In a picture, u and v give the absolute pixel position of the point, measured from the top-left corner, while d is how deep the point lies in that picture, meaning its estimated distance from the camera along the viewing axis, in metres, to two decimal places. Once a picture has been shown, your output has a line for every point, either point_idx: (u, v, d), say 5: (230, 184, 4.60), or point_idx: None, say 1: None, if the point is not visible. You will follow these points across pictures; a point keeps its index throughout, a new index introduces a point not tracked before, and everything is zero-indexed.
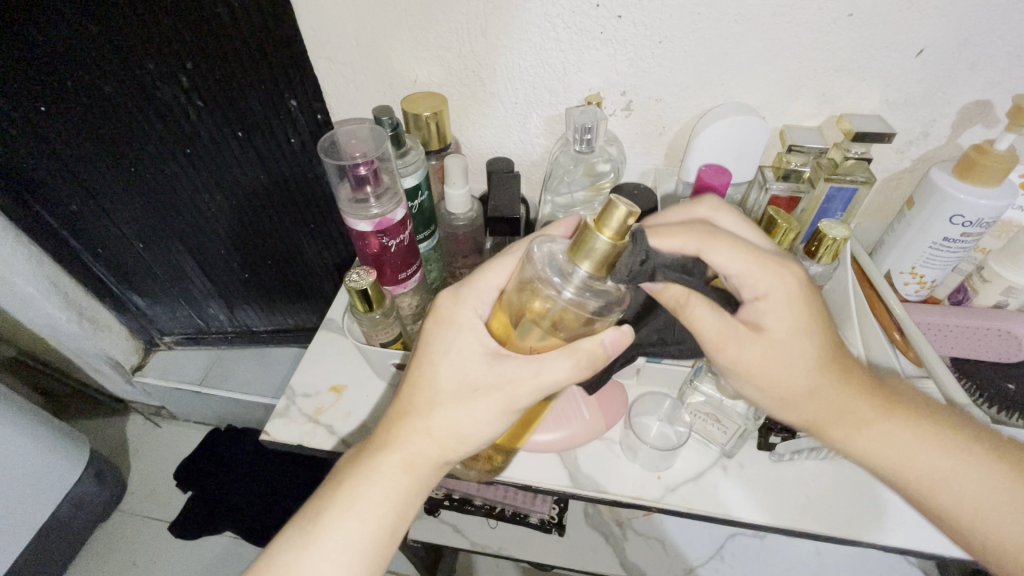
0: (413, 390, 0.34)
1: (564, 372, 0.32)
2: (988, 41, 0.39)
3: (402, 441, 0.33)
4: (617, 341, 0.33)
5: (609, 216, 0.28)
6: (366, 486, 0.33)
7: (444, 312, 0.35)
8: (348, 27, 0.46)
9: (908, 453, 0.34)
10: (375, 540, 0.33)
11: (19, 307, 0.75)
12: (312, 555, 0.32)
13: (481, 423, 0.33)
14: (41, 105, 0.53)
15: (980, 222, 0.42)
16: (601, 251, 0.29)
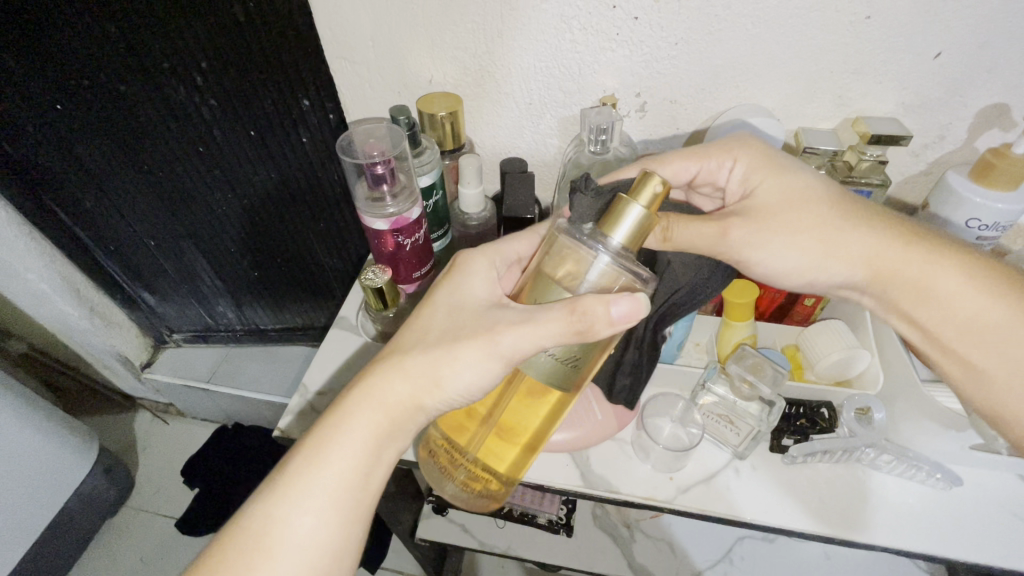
0: (404, 335, 0.36)
1: (556, 319, 0.31)
2: (1007, 44, 0.38)
3: (383, 380, 0.34)
4: (624, 310, 0.31)
5: (644, 184, 0.31)
6: (343, 427, 0.33)
7: (460, 262, 0.38)
8: (365, 27, 0.46)
9: (916, 285, 0.35)
10: (341, 488, 0.32)
11: (32, 302, 0.76)
12: (280, 498, 0.32)
13: (461, 367, 0.33)
14: (57, 104, 0.53)
15: (997, 225, 0.42)
16: (636, 216, 0.31)
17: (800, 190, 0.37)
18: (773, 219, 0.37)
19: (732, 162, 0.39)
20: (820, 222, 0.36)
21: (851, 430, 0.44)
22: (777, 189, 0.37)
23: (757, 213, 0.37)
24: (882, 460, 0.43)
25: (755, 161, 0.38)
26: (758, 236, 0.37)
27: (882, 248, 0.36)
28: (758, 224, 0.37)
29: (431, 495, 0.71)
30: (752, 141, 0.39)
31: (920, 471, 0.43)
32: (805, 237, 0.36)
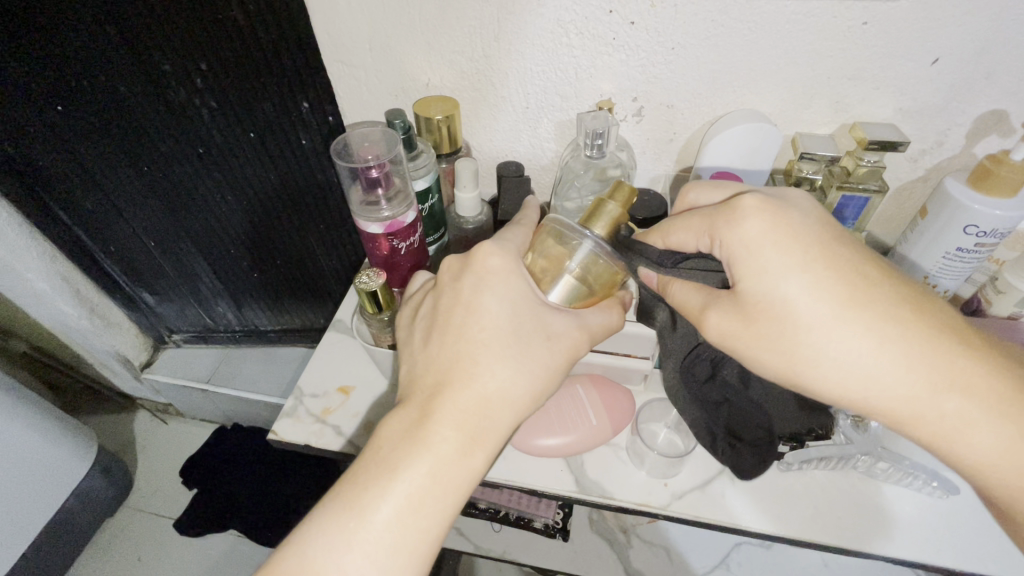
0: (462, 350, 0.35)
1: (614, 315, 0.39)
2: (1005, 50, 0.38)
3: (460, 404, 0.34)
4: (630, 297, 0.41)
5: (619, 184, 0.37)
6: (420, 458, 0.33)
7: (490, 264, 0.36)
8: (362, 30, 0.46)
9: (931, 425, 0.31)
10: (427, 518, 0.32)
11: (31, 302, 0.76)
12: (361, 539, 0.32)
13: (536, 380, 0.35)
14: (57, 105, 0.54)
15: (995, 232, 0.42)
16: (611, 212, 0.37)
17: (802, 301, 0.31)
18: (764, 326, 0.32)
19: (719, 243, 0.33)
20: (817, 347, 0.31)
21: (847, 437, 0.44)
22: (773, 289, 0.31)
23: (749, 315, 0.32)
24: (877, 468, 0.43)
25: (750, 239, 0.32)
26: (743, 342, 0.33)
27: (889, 377, 0.31)
28: (738, 329, 0.33)
29: None
30: (750, 215, 0.32)
31: (915, 479, 0.42)
32: (795, 359, 0.32)
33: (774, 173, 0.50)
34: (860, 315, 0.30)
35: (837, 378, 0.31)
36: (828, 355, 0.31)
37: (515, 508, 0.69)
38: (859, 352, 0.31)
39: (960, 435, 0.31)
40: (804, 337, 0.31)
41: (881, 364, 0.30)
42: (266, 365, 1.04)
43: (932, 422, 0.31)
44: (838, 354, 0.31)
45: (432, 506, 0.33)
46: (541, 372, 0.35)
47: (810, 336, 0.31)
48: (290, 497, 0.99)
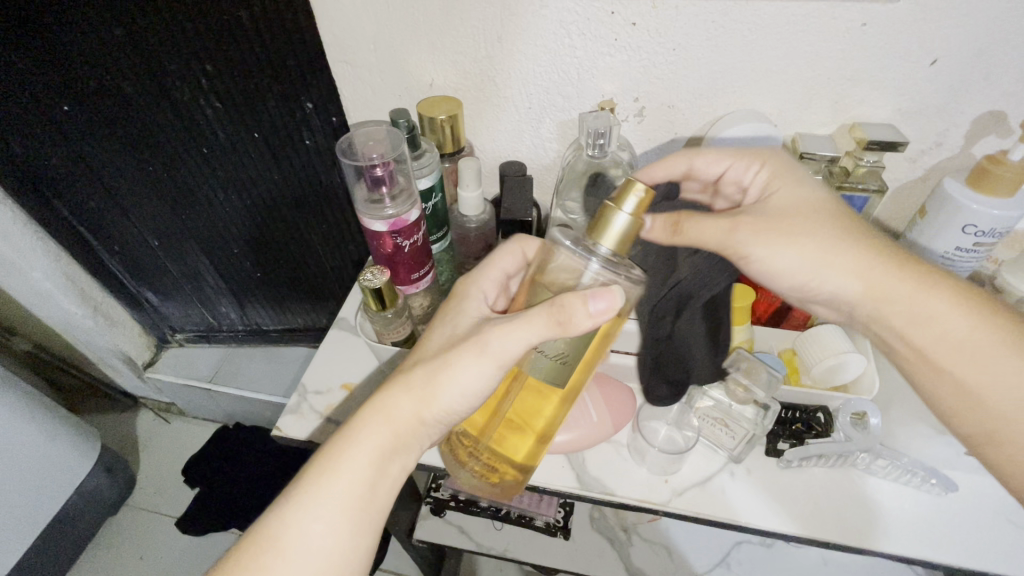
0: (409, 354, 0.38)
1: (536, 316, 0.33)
2: (1003, 51, 0.39)
3: (409, 388, 0.35)
4: (602, 303, 0.32)
5: (627, 192, 0.32)
6: (348, 433, 0.34)
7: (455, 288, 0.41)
8: (367, 31, 0.47)
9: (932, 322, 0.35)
10: (352, 489, 0.33)
11: (36, 301, 0.77)
12: (290, 501, 0.33)
13: (457, 371, 0.35)
14: (64, 105, 0.54)
15: (993, 231, 0.42)
16: (623, 226, 0.32)
17: (809, 199, 0.37)
18: (783, 224, 0.36)
19: (759, 164, 0.39)
20: (824, 237, 0.36)
21: (847, 435, 0.44)
22: (795, 194, 0.38)
23: (776, 212, 0.37)
24: (877, 465, 0.44)
25: (778, 168, 0.39)
26: (766, 234, 0.36)
27: (879, 274, 0.35)
28: (774, 223, 0.36)
29: (429, 497, 0.72)
30: (773, 151, 0.40)
31: (914, 476, 0.43)
32: (808, 245, 0.36)
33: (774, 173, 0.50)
34: (849, 224, 0.36)
35: (837, 268, 0.36)
36: (832, 249, 0.36)
37: (516, 507, 0.70)
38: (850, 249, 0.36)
39: (934, 309, 0.35)
40: (818, 233, 0.36)
41: (867, 257, 0.35)
42: (269, 364, 1.04)
43: (904, 298, 0.35)
44: (835, 245, 0.36)
45: (356, 480, 0.33)
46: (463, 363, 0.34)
47: (816, 229, 0.36)
48: None
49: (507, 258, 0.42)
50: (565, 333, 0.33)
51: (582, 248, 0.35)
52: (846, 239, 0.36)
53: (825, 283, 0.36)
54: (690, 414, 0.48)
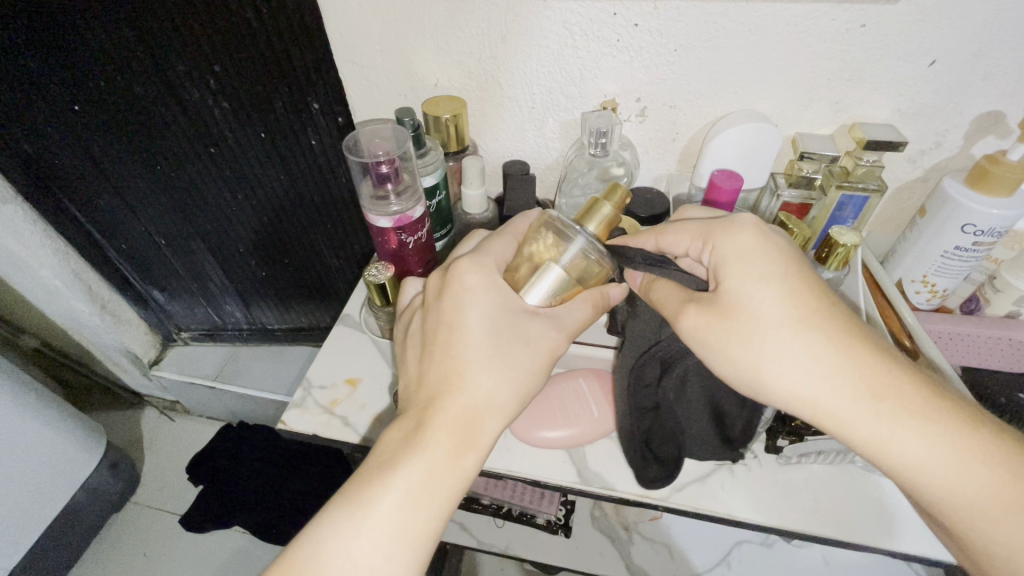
0: (450, 364, 0.36)
1: (583, 312, 0.39)
2: (1001, 52, 0.39)
3: (449, 410, 0.35)
4: (619, 294, 0.41)
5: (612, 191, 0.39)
6: (417, 459, 0.34)
7: (464, 280, 0.38)
8: (374, 32, 0.48)
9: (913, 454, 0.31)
10: (425, 517, 0.33)
11: (45, 298, 0.78)
12: (361, 537, 0.32)
13: (523, 379, 0.37)
14: (75, 104, 0.55)
15: (992, 231, 0.43)
16: (606, 213, 0.38)
17: (770, 304, 0.34)
18: (727, 327, 0.35)
19: (710, 248, 0.37)
20: (777, 346, 0.34)
21: None
22: (747, 290, 0.35)
23: (721, 309, 0.36)
24: None
25: (732, 251, 0.36)
26: (710, 336, 0.36)
27: (834, 394, 0.33)
28: (714, 323, 0.36)
29: None
30: (744, 230, 0.36)
31: None
32: (756, 356, 0.35)
33: (775, 172, 0.51)
34: (809, 329, 0.34)
35: (788, 383, 0.34)
36: (786, 360, 0.34)
37: (517, 505, 0.69)
38: (810, 363, 0.33)
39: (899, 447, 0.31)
40: (764, 339, 0.34)
41: (830, 376, 0.33)
42: (273, 363, 1.05)
43: (873, 428, 0.32)
44: (791, 358, 0.34)
45: (416, 514, 0.33)
46: (525, 370, 0.37)
47: (766, 334, 0.34)
48: (294, 494, 0.99)
49: (504, 245, 0.40)
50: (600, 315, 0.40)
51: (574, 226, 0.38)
52: (810, 355, 0.33)
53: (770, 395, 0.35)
54: None
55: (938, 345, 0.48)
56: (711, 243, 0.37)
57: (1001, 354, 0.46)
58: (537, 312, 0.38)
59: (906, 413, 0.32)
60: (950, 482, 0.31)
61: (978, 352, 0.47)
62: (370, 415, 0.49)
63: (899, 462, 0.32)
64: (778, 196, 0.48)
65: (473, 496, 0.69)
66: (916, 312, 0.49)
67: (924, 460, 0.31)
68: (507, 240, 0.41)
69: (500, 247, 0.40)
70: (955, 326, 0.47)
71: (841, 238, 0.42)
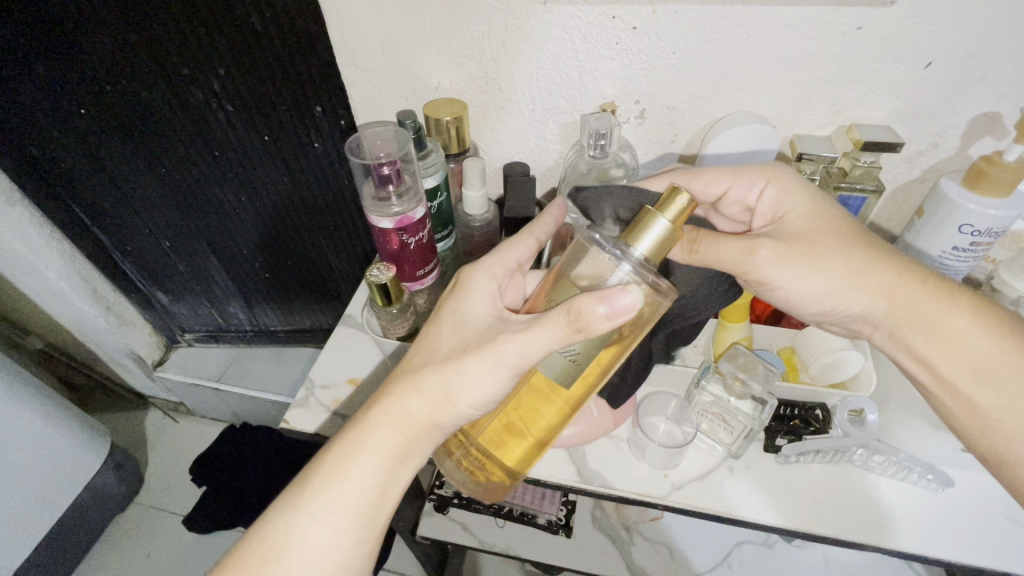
0: (418, 354, 0.38)
1: (557, 321, 0.33)
2: (997, 55, 0.39)
3: (401, 396, 0.36)
4: (619, 305, 0.32)
5: (669, 200, 0.33)
6: (360, 442, 0.35)
7: (460, 280, 0.40)
8: (376, 36, 0.48)
9: (970, 349, 0.35)
10: (364, 502, 0.34)
11: (51, 300, 0.79)
12: (302, 508, 0.34)
13: (474, 376, 0.35)
14: (81, 107, 0.56)
15: (989, 231, 0.43)
16: (654, 232, 0.33)
17: (834, 227, 0.38)
18: (805, 247, 0.37)
19: (765, 184, 0.40)
20: (847, 260, 0.37)
21: (844, 431, 0.44)
22: (812, 224, 0.38)
23: (793, 240, 0.38)
24: (874, 461, 0.44)
25: (787, 192, 0.40)
26: (787, 261, 0.38)
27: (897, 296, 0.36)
28: (793, 251, 0.38)
29: (433, 494, 0.72)
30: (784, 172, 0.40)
31: (911, 472, 0.43)
32: (833, 268, 0.37)
33: (774, 174, 0.51)
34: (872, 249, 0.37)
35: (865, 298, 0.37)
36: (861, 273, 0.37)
37: (519, 505, 0.70)
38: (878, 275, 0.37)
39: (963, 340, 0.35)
40: (833, 259, 0.37)
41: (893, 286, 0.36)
42: (276, 365, 1.06)
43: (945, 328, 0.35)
44: (863, 272, 0.37)
45: (358, 489, 0.34)
46: (479, 375, 0.35)
47: (838, 253, 0.37)
48: None
49: (519, 248, 0.42)
50: (582, 328, 0.33)
51: (617, 246, 0.35)
52: (876, 267, 0.37)
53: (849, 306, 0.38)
54: (688, 410, 0.49)
55: None
56: (766, 181, 0.40)
57: None
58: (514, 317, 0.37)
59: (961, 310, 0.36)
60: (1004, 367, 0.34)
61: None
62: None
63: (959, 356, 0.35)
64: None
65: (474, 497, 0.69)
66: None
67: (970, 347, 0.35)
68: (528, 238, 0.43)
69: (522, 250, 0.42)
70: None
71: None
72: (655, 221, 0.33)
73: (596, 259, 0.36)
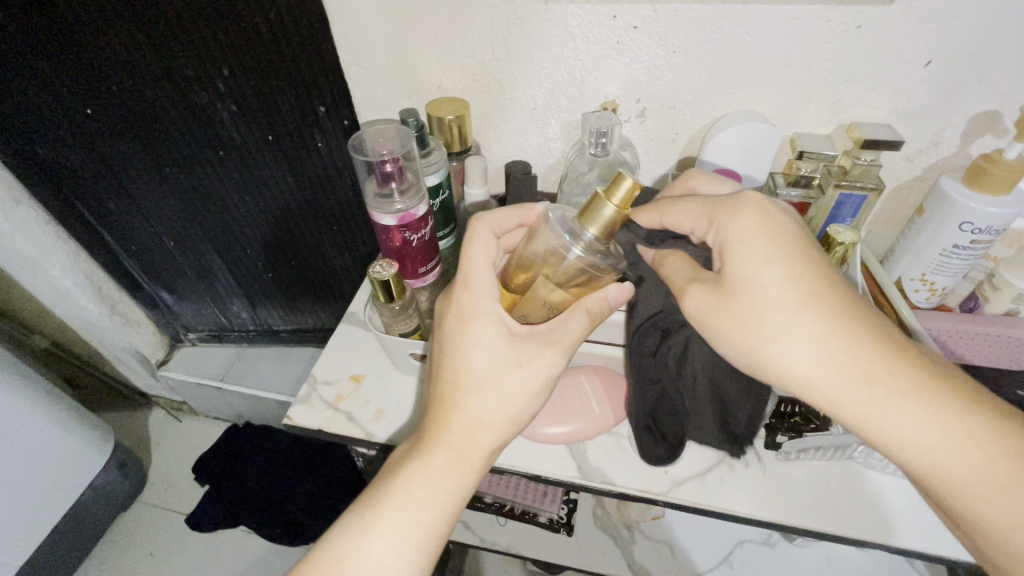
0: (453, 383, 0.38)
1: (580, 326, 0.39)
2: (996, 54, 0.40)
3: (455, 433, 0.37)
4: (618, 296, 0.39)
5: (617, 185, 0.35)
6: (421, 477, 0.36)
7: (464, 307, 0.39)
8: (379, 36, 0.49)
9: (890, 423, 0.32)
10: (432, 526, 0.36)
11: (57, 300, 0.80)
12: (370, 541, 0.35)
13: (519, 401, 0.38)
14: (88, 108, 0.57)
15: (990, 230, 0.43)
16: (607, 217, 0.36)
17: (774, 288, 0.33)
18: (734, 303, 0.35)
19: (715, 228, 0.37)
20: (776, 323, 0.33)
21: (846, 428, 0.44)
22: (747, 271, 0.34)
23: (727, 291, 0.35)
24: (875, 457, 0.44)
25: (735, 231, 0.35)
26: (709, 313, 0.36)
27: (836, 348, 0.32)
28: (713, 305, 0.35)
29: None
30: (748, 210, 0.35)
31: None
32: (753, 333, 0.34)
33: (773, 172, 0.51)
34: (808, 314, 0.33)
35: (793, 367, 0.33)
36: (786, 343, 0.33)
37: (521, 503, 0.69)
38: (811, 349, 0.33)
39: (889, 424, 0.32)
40: (762, 316, 0.34)
41: (824, 365, 0.32)
42: (279, 364, 1.06)
43: (867, 407, 0.32)
44: (784, 341, 0.33)
45: (422, 520, 0.35)
46: (523, 391, 0.38)
47: (770, 314, 0.33)
48: (300, 492, 1.00)
49: (488, 253, 0.40)
50: (597, 321, 0.40)
51: (575, 232, 0.38)
52: (807, 339, 0.33)
53: (788, 345, 0.33)
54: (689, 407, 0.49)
55: (939, 343, 0.47)
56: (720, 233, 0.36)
57: (1003, 352, 0.46)
58: (531, 332, 0.39)
59: (900, 396, 0.31)
60: (941, 460, 0.31)
61: (978, 350, 0.47)
62: (375, 411, 0.50)
63: (901, 444, 0.32)
64: (777, 194, 0.48)
65: (475, 495, 0.69)
66: (916, 311, 0.49)
67: (891, 425, 0.32)
68: (488, 240, 0.41)
69: (483, 258, 0.40)
70: (957, 325, 0.47)
71: (839, 236, 0.43)
72: (606, 209, 0.35)
73: (561, 247, 0.38)
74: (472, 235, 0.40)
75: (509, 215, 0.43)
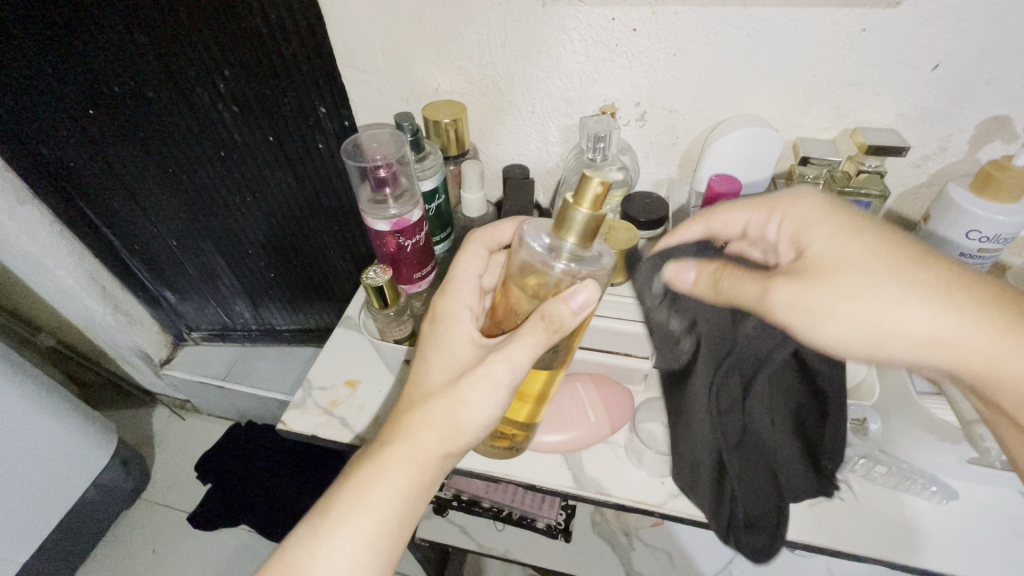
0: (416, 384, 0.38)
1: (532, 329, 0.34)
2: (1007, 57, 0.38)
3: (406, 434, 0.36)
4: (585, 299, 0.33)
5: (584, 188, 0.30)
6: (374, 478, 0.35)
7: (437, 313, 0.40)
8: (376, 38, 0.48)
9: None
10: (384, 532, 0.35)
11: (59, 299, 0.80)
12: (321, 543, 0.34)
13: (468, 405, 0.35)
14: (89, 109, 0.57)
15: (997, 238, 0.42)
16: (580, 223, 0.31)
17: (863, 254, 0.32)
18: (832, 286, 0.32)
19: (780, 217, 0.37)
20: (889, 298, 0.31)
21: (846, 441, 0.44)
22: (836, 250, 0.33)
23: (815, 275, 0.32)
24: (876, 472, 0.45)
25: (806, 213, 0.35)
26: (810, 302, 0.32)
27: (952, 309, 0.30)
28: (813, 289, 0.32)
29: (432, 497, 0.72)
30: (805, 197, 0.36)
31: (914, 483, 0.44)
32: (872, 314, 0.31)
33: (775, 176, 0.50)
34: (924, 275, 0.31)
35: (923, 328, 0.31)
36: (906, 309, 0.31)
37: (518, 509, 0.68)
38: (932, 311, 0.31)
39: None
40: (872, 294, 0.31)
41: (957, 333, 0.30)
42: (281, 364, 1.07)
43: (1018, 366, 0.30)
44: (913, 310, 0.31)
45: (372, 519, 0.35)
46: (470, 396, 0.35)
47: (883, 287, 0.31)
48: (301, 491, 1.01)
49: (472, 263, 0.42)
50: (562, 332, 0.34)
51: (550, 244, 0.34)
52: (922, 300, 0.31)
53: (912, 309, 0.31)
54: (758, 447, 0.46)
55: None
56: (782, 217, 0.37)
57: None
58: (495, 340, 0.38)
59: None
60: None
61: None
62: (369, 416, 0.50)
63: None
64: None
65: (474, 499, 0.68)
66: None
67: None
68: (476, 251, 0.43)
69: (467, 267, 0.42)
70: None
71: None
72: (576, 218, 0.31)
73: (532, 260, 0.35)
74: (463, 249, 0.43)
75: (504, 230, 0.45)
